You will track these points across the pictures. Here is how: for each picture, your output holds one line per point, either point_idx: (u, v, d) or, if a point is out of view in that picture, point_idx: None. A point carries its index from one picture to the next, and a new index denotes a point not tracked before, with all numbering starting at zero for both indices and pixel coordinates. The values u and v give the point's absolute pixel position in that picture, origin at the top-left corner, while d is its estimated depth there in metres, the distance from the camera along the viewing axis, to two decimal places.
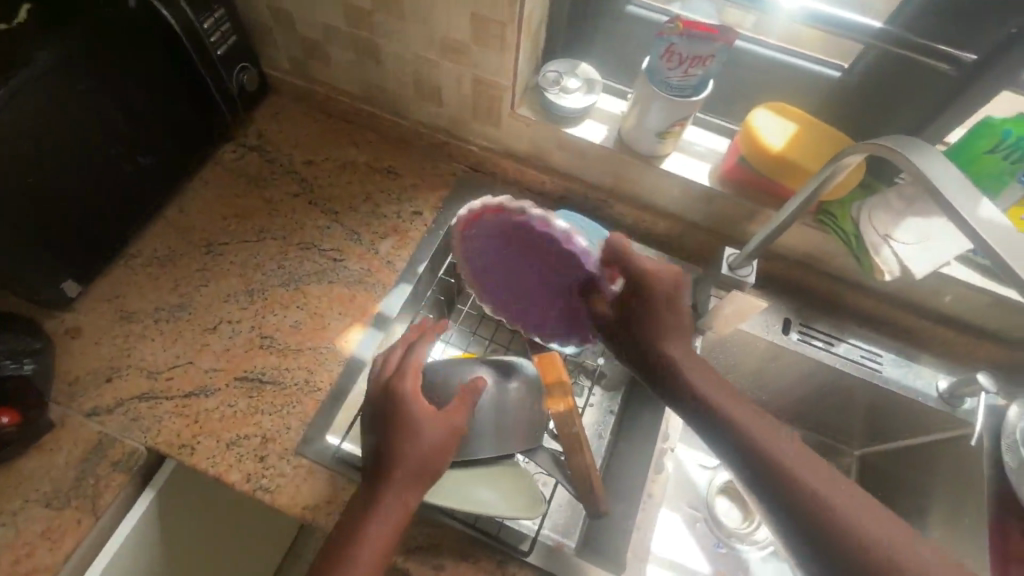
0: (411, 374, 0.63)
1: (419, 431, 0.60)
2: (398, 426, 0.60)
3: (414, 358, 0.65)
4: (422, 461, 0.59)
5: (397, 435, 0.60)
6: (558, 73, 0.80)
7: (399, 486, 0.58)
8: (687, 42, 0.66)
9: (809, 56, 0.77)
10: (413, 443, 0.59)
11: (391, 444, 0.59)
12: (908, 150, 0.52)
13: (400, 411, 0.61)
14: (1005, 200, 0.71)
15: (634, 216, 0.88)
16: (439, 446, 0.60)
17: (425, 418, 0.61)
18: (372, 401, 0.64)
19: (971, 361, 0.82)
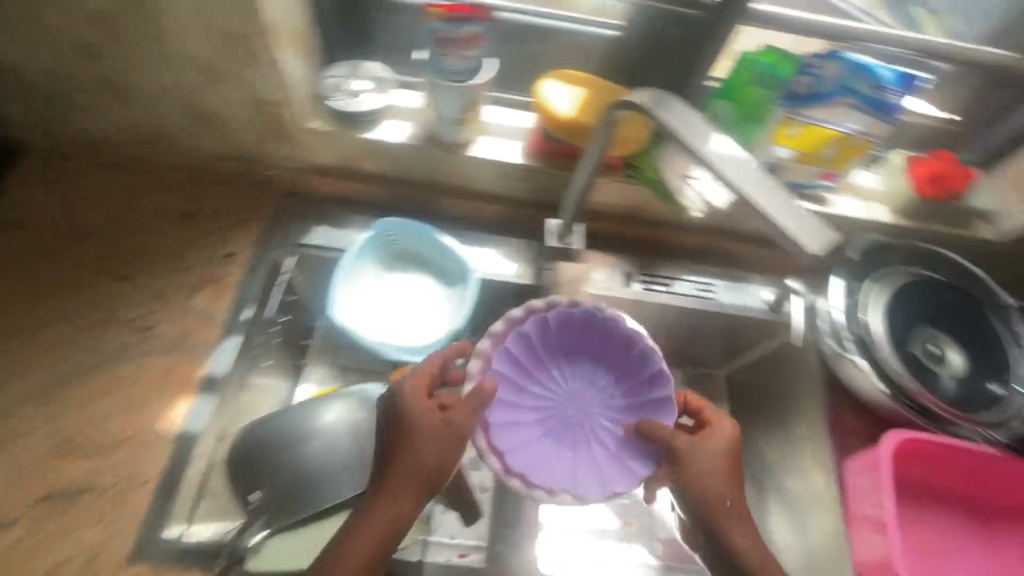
0: (417, 379, 0.58)
1: (419, 436, 0.55)
2: (399, 428, 0.56)
3: (428, 363, 0.61)
4: (427, 466, 0.54)
5: (398, 440, 0.55)
6: (341, 78, 0.76)
7: (392, 498, 0.54)
8: (452, 26, 0.65)
9: (583, 19, 0.78)
10: (417, 444, 0.55)
11: (393, 446, 0.55)
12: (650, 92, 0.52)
13: (401, 411, 0.56)
14: (772, 124, 0.76)
15: (462, 207, 0.85)
16: (439, 455, 0.55)
17: (425, 418, 0.55)
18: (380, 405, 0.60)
19: (787, 271, 0.91)
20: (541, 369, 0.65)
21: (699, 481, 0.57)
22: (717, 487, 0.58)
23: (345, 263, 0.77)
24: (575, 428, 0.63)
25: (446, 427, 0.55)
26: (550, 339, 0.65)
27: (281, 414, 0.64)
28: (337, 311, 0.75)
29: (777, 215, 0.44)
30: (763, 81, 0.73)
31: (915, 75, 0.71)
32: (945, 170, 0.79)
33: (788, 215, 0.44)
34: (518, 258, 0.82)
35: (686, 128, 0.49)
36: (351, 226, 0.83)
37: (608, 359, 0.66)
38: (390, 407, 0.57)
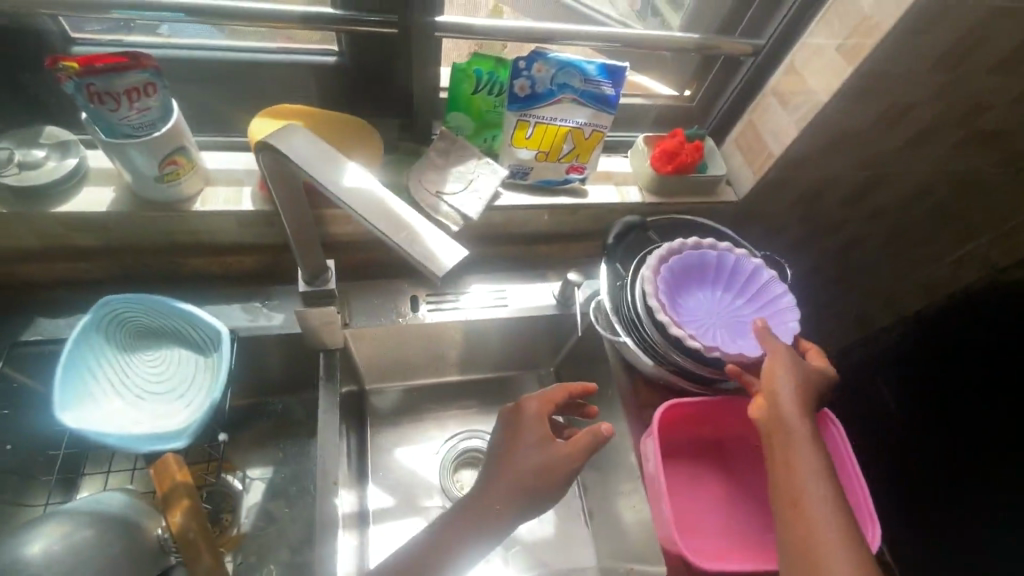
0: (544, 402, 0.68)
1: (527, 444, 0.63)
2: (512, 447, 0.64)
3: (556, 389, 0.70)
4: (533, 465, 0.62)
5: (511, 438, 0.64)
6: (12, 149, 0.66)
7: (505, 508, 0.59)
8: (101, 79, 0.58)
9: (298, 49, 0.75)
10: (524, 458, 0.62)
11: (511, 446, 0.64)
12: (278, 132, 0.50)
13: (520, 424, 0.65)
14: (507, 127, 0.78)
15: (214, 264, 0.79)
16: (548, 476, 0.61)
17: (535, 438, 0.64)
18: (498, 421, 0.68)
19: (572, 262, 0.94)
20: (740, 277, 0.79)
21: (786, 375, 0.63)
22: (799, 385, 0.63)
23: (63, 353, 0.66)
24: (726, 339, 0.73)
25: (543, 440, 0.64)
26: (706, 269, 0.79)
27: None
28: (62, 412, 0.64)
29: (411, 248, 0.45)
30: (485, 87, 0.76)
31: (623, 68, 0.75)
32: (675, 145, 0.84)
33: (424, 242, 0.45)
34: (285, 310, 0.78)
35: (317, 168, 0.49)
36: (79, 311, 0.74)
37: (744, 293, 0.79)
38: (514, 422, 0.66)
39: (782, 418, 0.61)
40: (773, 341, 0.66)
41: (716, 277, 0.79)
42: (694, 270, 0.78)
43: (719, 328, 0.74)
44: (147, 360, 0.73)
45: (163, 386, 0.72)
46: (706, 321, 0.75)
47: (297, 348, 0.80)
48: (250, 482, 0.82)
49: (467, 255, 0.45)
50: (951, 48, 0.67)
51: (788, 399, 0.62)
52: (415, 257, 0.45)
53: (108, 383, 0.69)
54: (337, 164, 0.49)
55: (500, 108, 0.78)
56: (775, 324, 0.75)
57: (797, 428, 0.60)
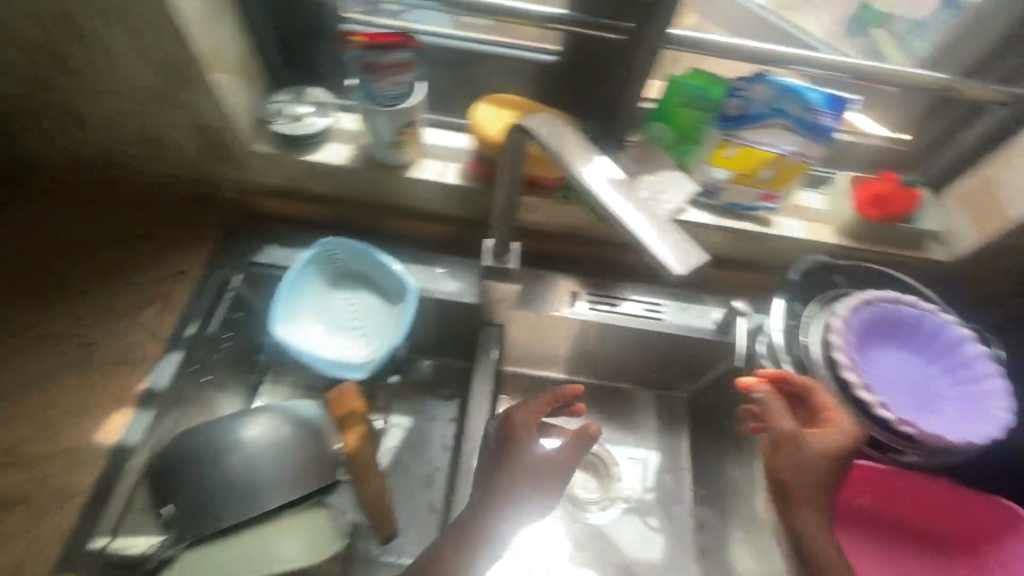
0: (526, 412, 0.69)
1: (517, 454, 0.64)
2: (505, 454, 0.65)
3: (540, 397, 0.70)
4: (517, 480, 0.63)
5: (503, 448, 0.65)
6: (285, 103, 0.79)
7: (506, 501, 0.62)
8: (375, 53, 0.68)
9: (522, 45, 0.80)
10: (523, 467, 0.63)
11: (502, 456, 0.65)
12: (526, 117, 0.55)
13: (512, 438, 0.66)
14: (708, 145, 0.78)
15: (409, 227, 0.88)
16: (550, 479, 0.63)
17: (527, 445, 0.65)
18: (489, 432, 0.69)
19: (737, 291, 0.90)
20: (944, 348, 0.72)
21: (792, 476, 0.64)
22: (805, 477, 0.63)
23: (285, 279, 0.78)
24: (912, 410, 0.68)
25: (531, 448, 0.65)
26: (903, 330, 0.73)
27: (207, 429, 0.65)
28: (277, 329, 0.76)
29: (646, 239, 0.44)
30: (695, 103, 0.76)
31: (850, 99, 0.72)
32: (888, 190, 0.78)
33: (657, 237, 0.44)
34: (461, 279, 0.85)
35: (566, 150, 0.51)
36: (300, 245, 0.86)
37: (945, 367, 0.71)
38: (503, 434, 0.67)
39: (794, 528, 0.64)
40: (779, 427, 0.65)
41: (912, 341, 0.73)
42: (886, 328, 0.73)
43: (900, 392, 0.69)
44: (343, 299, 0.83)
45: (354, 324, 0.82)
46: (886, 380, 0.70)
47: (463, 316, 0.86)
48: (389, 426, 0.87)
49: (707, 257, 0.43)
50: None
51: (787, 483, 0.64)
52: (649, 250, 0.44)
53: (312, 311, 0.81)
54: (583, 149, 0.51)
55: (704, 125, 0.78)
56: (974, 409, 0.68)
57: (802, 500, 0.64)
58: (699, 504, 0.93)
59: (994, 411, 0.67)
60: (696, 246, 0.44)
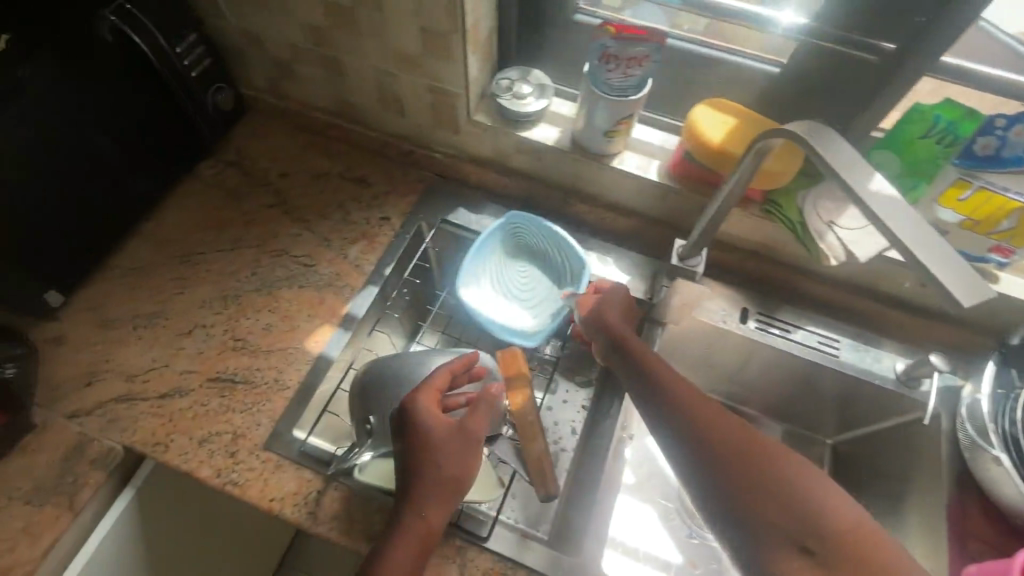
0: (428, 394, 0.63)
1: (431, 445, 0.60)
2: (423, 450, 0.60)
3: (437, 374, 0.65)
4: (439, 473, 0.60)
5: (412, 445, 0.61)
6: (511, 80, 0.85)
7: (428, 503, 0.59)
8: (620, 45, 0.71)
9: (749, 54, 0.80)
10: (441, 458, 0.60)
11: (413, 457, 0.60)
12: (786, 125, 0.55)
13: (417, 432, 0.61)
14: (940, 183, 0.72)
15: (591, 214, 0.91)
16: (458, 456, 0.61)
17: (441, 434, 0.61)
18: (392, 419, 0.64)
19: (927, 345, 0.83)
20: None
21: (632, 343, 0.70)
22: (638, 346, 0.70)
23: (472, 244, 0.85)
24: None
25: (438, 423, 0.61)
26: None
27: (402, 356, 0.73)
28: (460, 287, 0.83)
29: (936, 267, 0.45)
30: (937, 135, 0.70)
31: None
32: None
33: (941, 264, 0.45)
34: (635, 273, 0.86)
35: (847, 168, 0.51)
36: (490, 212, 0.93)
37: None
38: (408, 435, 0.61)
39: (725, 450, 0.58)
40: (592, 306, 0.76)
41: None
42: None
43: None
44: (519, 270, 0.88)
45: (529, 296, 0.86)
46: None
47: None
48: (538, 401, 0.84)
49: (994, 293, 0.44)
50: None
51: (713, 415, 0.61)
52: (937, 277, 0.45)
53: (490, 276, 0.87)
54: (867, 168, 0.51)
55: (941, 161, 0.72)
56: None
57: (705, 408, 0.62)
58: None
59: None
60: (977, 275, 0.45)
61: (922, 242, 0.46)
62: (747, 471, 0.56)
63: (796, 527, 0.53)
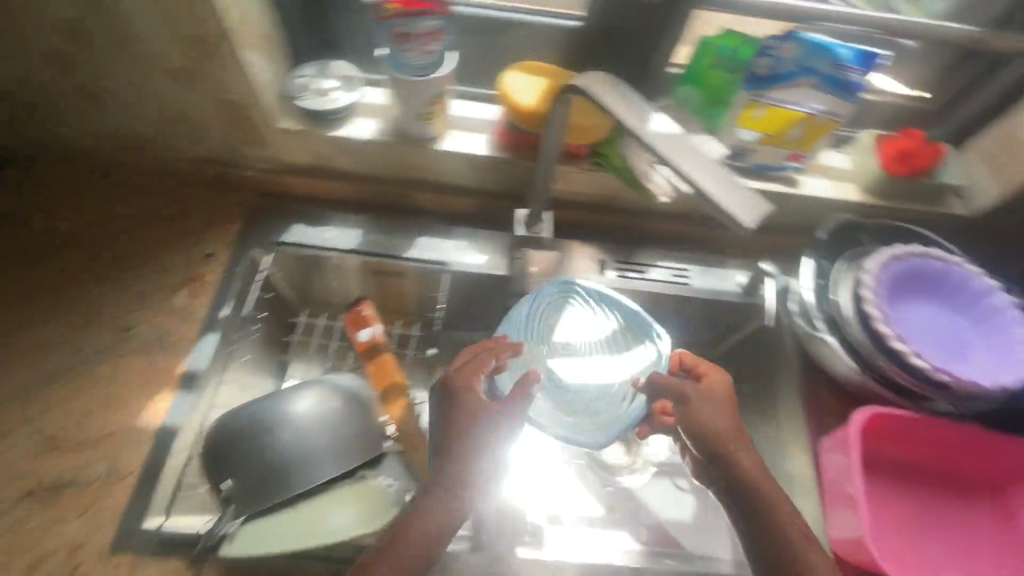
0: (468, 375, 0.65)
1: (474, 410, 0.61)
2: (466, 413, 0.61)
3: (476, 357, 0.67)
4: (482, 436, 0.60)
5: (455, 413, 0.61)
6: (310, 77, 0.78)
7: (457, 481, 0.58)
8: (409, 21, 0.66)
9: (546, 11, 0.80)
10: (482, 425, 0.61)
11: (457, 419, 0.61)
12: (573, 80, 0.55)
13: (460, 402, 0.62)
14: (735, 105, 0.77)
15: (435, 201, 0.88)
16: (502, 427, 0.61)
17: (474, 409, 0.61)
18: (432, 397, 0.66)
19: (760, 254, 0.91)
20: (959, 299, 0.74)
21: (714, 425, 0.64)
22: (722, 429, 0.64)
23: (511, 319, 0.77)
24: (945, 359, 0.70)
25: (478, 391, 0.63)
26: (921, 284, 0.74)
27: (256, 401, 0.66)
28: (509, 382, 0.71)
29: (715, 191, 0.44)
30: (723, 64, 0.76)
31: (881, 55, 0.71)
32: (914, 146, 0.79)
33: (722, 192, 0.45)
34: (491, 252, 0.85)
35: (627, 114, 0.51)
36: (329, 222, 0.86)
37: (958, 313, 0.74)
38: (449, 409, 0.62)
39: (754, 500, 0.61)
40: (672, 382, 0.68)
41: (930, 292, 0.74)
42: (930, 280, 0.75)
43: (929, 341, 0.71)
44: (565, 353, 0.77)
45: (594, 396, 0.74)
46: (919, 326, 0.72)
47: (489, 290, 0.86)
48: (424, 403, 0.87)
49: (771, 209, 0.44)
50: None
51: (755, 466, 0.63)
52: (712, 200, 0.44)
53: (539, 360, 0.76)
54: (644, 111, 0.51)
55: (732, 86, 0.77)
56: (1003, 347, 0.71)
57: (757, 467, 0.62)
58: None
59: (1004, 356, 0.70)
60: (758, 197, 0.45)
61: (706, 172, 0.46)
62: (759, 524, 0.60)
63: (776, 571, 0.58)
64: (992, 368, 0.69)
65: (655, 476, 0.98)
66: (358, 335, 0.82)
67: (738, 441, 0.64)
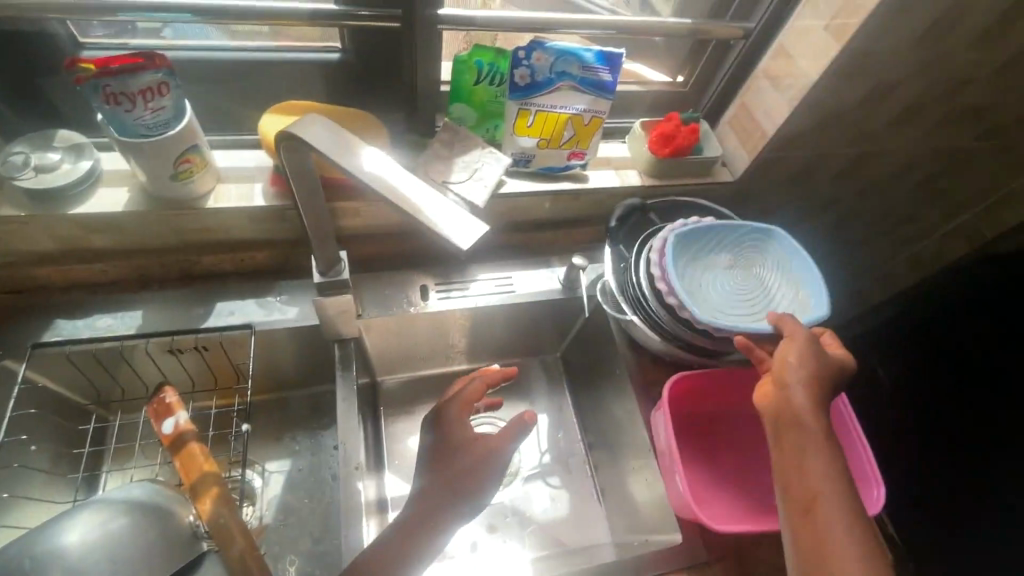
0: (462, 406, 0.67)
1: (457, 447, 0.63)
2: (445, 448, 0.63)
3: (471, 387, 0.68)
4: (467, 464, 0.61)
5: (438, 452, 0.63)
6: (27, 153, 0.67)
7: (450, 503, 0.60)
8: (117, 80, 0.60)
9: (301, 46, 0.77)
10: (460, 455, 0.62)
11: (442, 453, 0.63)
12: (291, 125, 0.50)
13: (445, 441, 0.64)
14: (508, 116, 0.80)
15: (228, 261, 0.81)
16: (483, 463, 0.61)
17: (463, 434, 0.64)
18: (426, 423, 0.68)
19: (576, 247, 0.96)
20: (765, 253, 0.80)
21: (799, 360, 0.62)
22: (803, 369, 0.62)
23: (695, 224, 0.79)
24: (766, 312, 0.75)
25: (463, 417, 0.66)
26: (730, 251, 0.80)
27: (13, 541, 0.56)
28: (743, 264, 0.79)
29: (440, 225, 0.45)
30: (486, 78, 0.78)
31: (620, 54, 0.77)
32: (672, 128, 0.86)
33: (448, 219, 0.46)
34: (301, 302, 0.81)
35: (339, 154, 0.49)
36: (102, 308, 0.76)
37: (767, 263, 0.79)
38: (439, 434, 0.65)
39: (795, 416, 0.59)
40: (791, 324, 0.66)
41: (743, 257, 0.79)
42: (750, 253, 0.80)
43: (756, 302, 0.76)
44: (749, 250, 0.80)
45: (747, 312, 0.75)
46: (749, 297, 0.76)
47: (310, 340, 0.82)
48: (269, 476, 0.83)
49: (488, 230, 0.46)
50: (948, 9, 0.67)
51: (810, 403, 0.60)
52: (436, 230, 0.45)
53: (731, 258, 0.79)
54: (356, 146, 0.50)
55: (501, 97, 0.80)
56: (805, 282, 0.77)
57: (821, 408, 0.60)
58: (591, 450, 1.00)
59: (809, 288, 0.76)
60: (474, 217, 0.47)
61: (429, 201, 0.47)
62: (791, 436, 0.59)
63: (799, 480, 0.57)
64: (806, 302, 0.75)
65: (528, 482, 0.97)
66: (160, 428, 0.68)
67: (811, 377, 0.61)
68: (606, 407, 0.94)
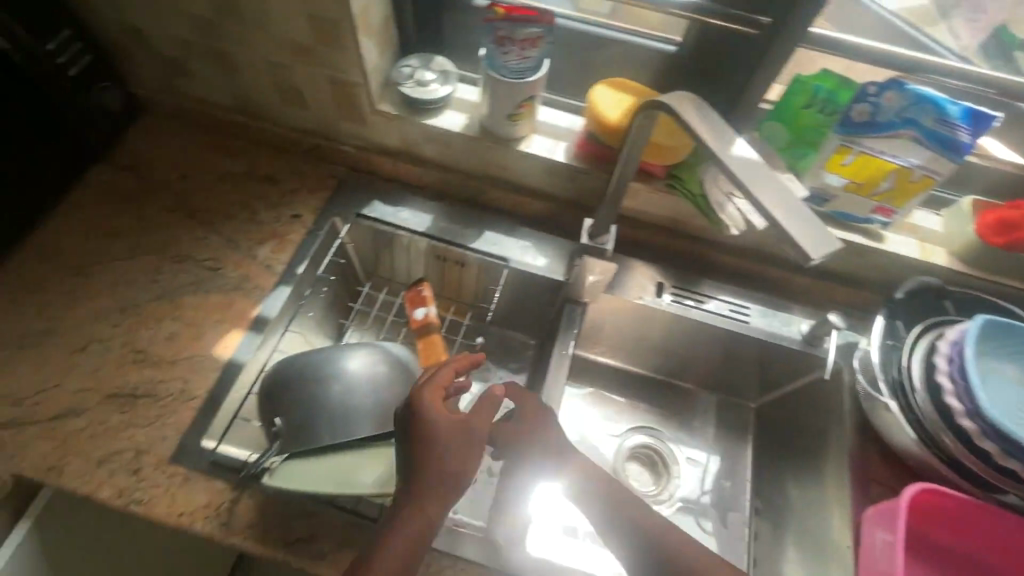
0: (434, 389, 0.60)
1: (436, 440, 0.57)
2: (424, 440, 0.57)
3: (441, 372, 0.62)
4: (443, 457, 0.57)
5: (416, 443, 0.57)
6: (413, 68, 0.84)
7: (428, 502, 0.56)
8: (511, 26, 0.71)
9: (645, 33, 0.82)
10: (437, 447, 0.57)
11: (419, 444, 0.57)
12: (668, 98, 0.55)
13: (422, 429, 0.57)
14: (825, 150, 0.75)
15: (507, 200, 0.91)
16: (459, 459, 0.57)
17: (446, 433, 0.58)
18: (397, 419, 0.61)
19: (829, 305, 0.88)
20: None
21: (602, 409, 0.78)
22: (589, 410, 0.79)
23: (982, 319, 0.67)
24: None
25: (435, 404, 0.59)
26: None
27: (317, 351, 0.71)
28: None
29: (789, 224, 0.46)
30: (819, 104, 0.74)
31: (994, 117, 0.67)
32: (1018, 217, 0.73)
33: (801, 227, 0.46)
34: (552, 256, 0.88)
35: (711, 136, 0.52)
36: (405, 204, 0.91)
37: None
38: (411, 425, 0.58)
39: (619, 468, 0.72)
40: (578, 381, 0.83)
41: None
42: None
43: None
44: None
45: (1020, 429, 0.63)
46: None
47: (547, 292, 0.89)
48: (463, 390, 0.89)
49: (841, 248, 0.46)
50: None
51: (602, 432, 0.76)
52: (787, 232, 0.46)
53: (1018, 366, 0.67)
54: (730, 136, 0.53)
55: (825, 129, 0.76)
56: None
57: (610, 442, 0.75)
58: (755, 516, 0.89)
59: None
60: (829, 233, 0.46)
61: (785, 204, 0.48)
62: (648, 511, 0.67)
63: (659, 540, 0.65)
64: None
65: (678, 512, 0.89)
66: (411, 313, 0.83)
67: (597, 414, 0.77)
68: (796, 480, 0.86)
